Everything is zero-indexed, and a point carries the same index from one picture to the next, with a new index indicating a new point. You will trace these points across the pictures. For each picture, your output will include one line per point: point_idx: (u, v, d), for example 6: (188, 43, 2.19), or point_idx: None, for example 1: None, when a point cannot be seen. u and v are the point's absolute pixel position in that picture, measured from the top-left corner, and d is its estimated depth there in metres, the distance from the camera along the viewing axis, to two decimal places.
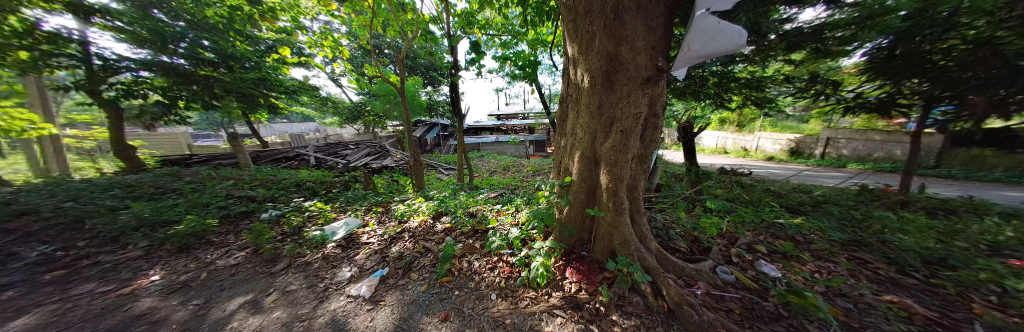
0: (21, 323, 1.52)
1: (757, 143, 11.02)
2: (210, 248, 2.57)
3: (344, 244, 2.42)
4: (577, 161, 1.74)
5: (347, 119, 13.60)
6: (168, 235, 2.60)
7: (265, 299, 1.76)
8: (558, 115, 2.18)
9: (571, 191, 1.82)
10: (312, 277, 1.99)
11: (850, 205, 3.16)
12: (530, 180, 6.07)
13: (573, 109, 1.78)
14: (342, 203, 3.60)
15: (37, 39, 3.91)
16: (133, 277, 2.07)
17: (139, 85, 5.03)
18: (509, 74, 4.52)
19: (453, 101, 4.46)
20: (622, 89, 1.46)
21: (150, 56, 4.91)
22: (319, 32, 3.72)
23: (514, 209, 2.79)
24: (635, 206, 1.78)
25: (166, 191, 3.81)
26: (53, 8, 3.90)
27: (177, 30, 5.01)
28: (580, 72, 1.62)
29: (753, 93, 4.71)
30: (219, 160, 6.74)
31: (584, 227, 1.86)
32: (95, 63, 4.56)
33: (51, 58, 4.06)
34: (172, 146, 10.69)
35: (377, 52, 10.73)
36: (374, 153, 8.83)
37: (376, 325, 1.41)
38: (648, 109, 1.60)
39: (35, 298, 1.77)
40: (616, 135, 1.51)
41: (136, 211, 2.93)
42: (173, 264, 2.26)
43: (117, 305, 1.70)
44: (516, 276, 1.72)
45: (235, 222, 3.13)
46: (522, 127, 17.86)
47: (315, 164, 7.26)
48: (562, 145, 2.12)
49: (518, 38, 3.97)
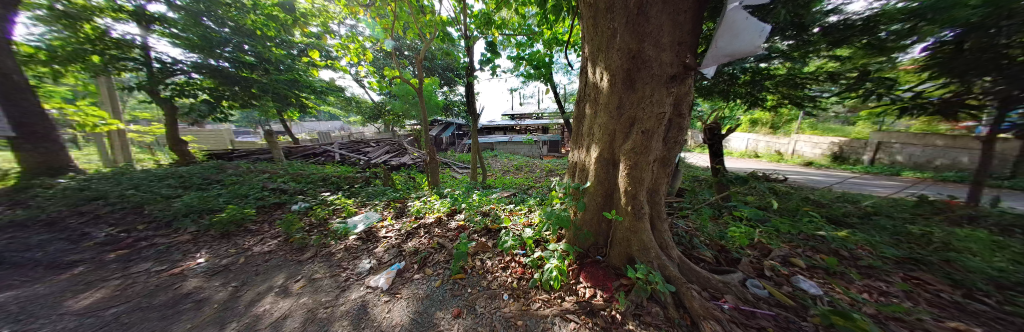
0: (92, 295, 1.75)
1: (795, 146, 10.26)
2: (247, 235, 2.77)
3: (365, 237, 2.52)
4: (595, 163, 1.69)
5: (369, 118, 14.26)
6: (213, 221, 2.86)
7: (293, 284, 1.88)
8: (574, 115, 2.14)
9: (587, 193, 1.77)
10: (334, 266, 2.10)
11: (908, 218, 2.80)
12: (544, 181, 6.00)
13: (591, 109, 1.74)
14: (364, 197, 3.76)
15: (105, 45, 4.66)
16: (182, 258, 2.30)
17: (190, 86, 5.63)
18: (523, 74, 4.48)
19: (468, 101, 4.50)
20: (642, 87, 1.40)
21: (201, 59, 5.46)
22: (345, 36, 3.91)
23: (527, 209, 2.77)
24: (656, 211, 1.69)
25: (211, 181, 4.20)
26: (120, 17, 4.71)
27: (222, 36, 5.49)
28: (599, 71, 1.57)
29: (789, 92, 4.33)
30: (257, 155, 7.33)
31: (601, 230, 1.82)
32: (155, 66, 5.27)
33: (117, 62, 4.86)
34: (217, 141, 11.81)
35: (397, 54, 11.12)
36: (393, 151, 9.17)
37: (393, 316, 1.46)
38: (672, 108, 1.50)
39: (103, 274, 2.03)
40: (637, 137, 1.43)
41: (186, 200, 3.25)
42: (217, 249, 2.48)
43: (169, 284, 1.90)
44: (528, 278, 1.70)
45: (270, 212, 3.37)
46: (536, 127, 17.73)
47: (339, 160, 7.66)
48: (578, 145, 2.07)
49: (533, 39, 3.93)
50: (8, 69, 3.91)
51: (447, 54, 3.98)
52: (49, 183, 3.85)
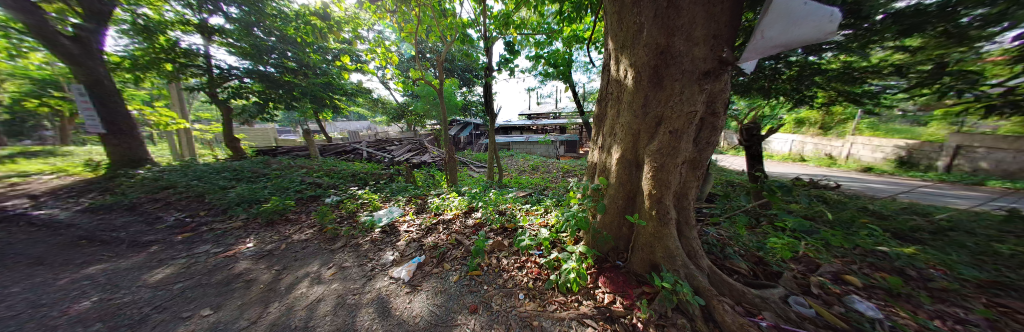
0: (163, 272, 2.04)
1: (850, 150, 9.10)
2: (288, 224, 3.05)
3: (388, 231, 2.65)
4: (616, 164, 1.63)
5: (393, 118, 14.98)
6: (260, 211, 3.20)
7: (325, 271, 2.03)
8: (595, 114, 2.08)
9: (607, 195, 1.72)
10: (362, 256, 2.24)
11: (1000, 235, 2.36)
12: (561, 181, 5.90)
13: (613, 108, 1.68)
14: (389, 193, 3.96)
15: (176, 54, 5.50)
16: (235, 242, 2.59)
17: (242, 89, 6.29)
18: (542, 73, 4.44)
19: (486, 102, 4.55)
20: (670, 84, 1.32)
21: (252, 66, 6.18)
22: (374, 41, 4.14)
23: (544, 210, 2.74)
24: (683, 217, 1.59)
25: (257, 174, 4.68)
26: (187, 29, 5.61)
27: (269, 44, 6.19)
28: (623, 69, 1.52)
29: (844, 89, 3.79)
30: (296, 151, 8.03)
31: (622, 234, 1.76)
32: (215, 71, 6.00)
33: (185, 68, 5.70)
34: (263, 139, 13.12)
35: (420, 57, 11.56)
36: (414, 149, 9.57)
37: (414, 307, 1.53)
38: (705, 107, 1.40)
39: (172, 253, 2.36)
40: (663, 138, 1.35)
41: (238, 191, 3.65)
42: (263, 235, 2.76)
43: (224, 264, 2.16)
44: (544, 278, 1.69)
45: (307, 203, 3.67)
46: (554, 127, 17.50)
47: (366, 157, 8.14)
48: (598, 145, 2.01)
49: (552, 37, 3.88)
50: (99, 75, 4.64)
51: (466, 55, 4.05)
52: (133, 173, 4.55)
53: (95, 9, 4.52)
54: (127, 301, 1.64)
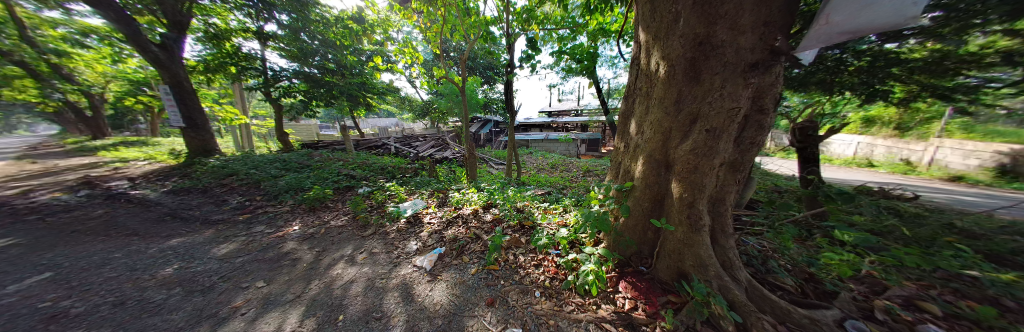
0: (227, 246, 2.38)
1: (936, 154, 7.73)
2: (327, 210, 3.35)
3: (412, 221, 2.80)
4: (644, 164, 1.55)
5: (418, 115, 15.67)
6: (304, 198, 3.56)
7: (357, 256, 2.20)
8: (620, 112, 2.00)
9: (632, 197, 1.65)
10: (388, 244, 2.38)
11: None
12: (582, 181, 5.75)
13: (642, 104, 1.59)
14: (414, 186, 4.15)
15: (239, 58, 6.33)
16: (283, 225, 2.91)
17: (291, 89, 6.96)
18: (565, 69, 4.33)
19: (507, 99, 4.56)
20: (708, 78, 1.22)
21: (300, 68, 6.88)
22: (402, 41, 4.34)
23: (562, 209, 2.70)
24: (719, 224, 1.45)
25: (300, 165, 5.20)
26: (247, 36, 6.45)
27: (313, 47, 6.80)
28: (655, 62, 1.42)
29: (931, 83, 3.13)
30: (333, 145, 8.76)
31: (646, 238, 1.67)
32: (270, 73, 6.75)
33: (245, 71, 6.52)
34: (307, 133, 14.54)
35: (445, 56, 11.87)
36: (437, 145, 9.93)
37: (434, 296, 1.61)
38: (750, 103, 1.25)
39: (234, 231, 2.72)
40: (698, 137, 1.24)
41: (286, 180, 4.08)
42: (306, 220, 3.07)
43: (274, 244, 2.44)
44: (561, 278, 1.67)
45: (343, 193, 3.99)
46: (576, 125, 17.02)
47: (393, 152, 8.64)
48: (622, 144, 1.93)
49: (577, 32, 3.75)
50: (180, 77, 5.45)
51: (488, 52, 4.09)
52: (206, 161, 5.31)
53: (176, 20, 5.30)
54: (200, 270, 1.95)
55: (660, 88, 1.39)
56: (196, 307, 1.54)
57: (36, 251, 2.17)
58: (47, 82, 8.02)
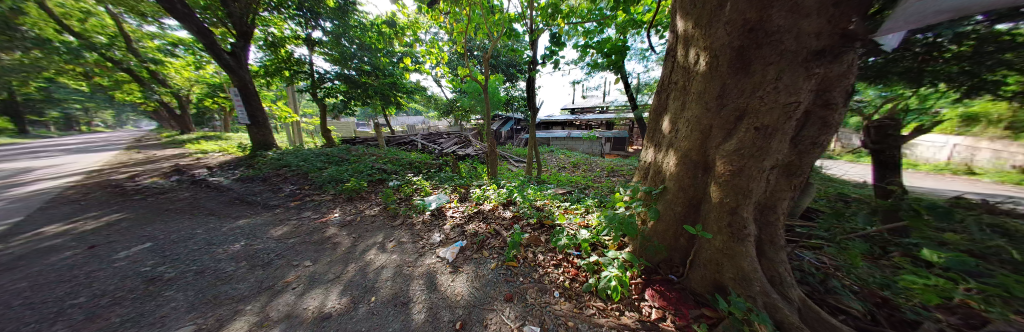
0: (281, 228, 2.70)
1: None
2: (362, 200, 3.64)
3: (436, 214, 2.92)
4: (678, 165, 1.43)
5: (443, 113, 16.25)
6: (343, 189, 3.91)
7: (387, 243, 2.36)
8: (652, 109, 1.87)
9: (663, 200, 1.54)
10: (415, 234, 2.52)
11: None
12: (606, 181, 5.51)
13: (679, 100, 1.47)
14: (438, 181, 4.32)
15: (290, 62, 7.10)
16: (325, 212, 3.22)
17: (332, 90, 7.65)
18: (590, 64, 4.16)
19: (530, 96, 4.52)
20: (759, 69, 1.09)
21: (341, 70, 7.52)
22: (430, 43, 4.52)
23: (584, 210, 2.61)
24: (768, 235, 1.28)
25: (339, 159, 5.70)
26: (297, 43, 7.18)
27: (351, 51, 7.35)
28: (696, 53, 1.30)
29: None
30: (367, 141, 9.46)
31: (678, 245, 1.55)
32: (316, 75, 7.48)
33: (296, 74, 7.29)
34: (345, 130, 15.88)
35: (469, 55, 12.12)
36: (460, 142, 10.23)
37: (455, 287, 1.66)
38: (815, 96, 1.07)
39: (286, 215, 3.08)
40: (746, 136, 1.11)
41: (328, 173, 4.50)
42: (344, 208, 3.36)
43: (318, 228, 2.72)
44: (582, 280, 1.62)
45: (376, 185, 4.30)
46: (600, 123, 16.35)
47: (420, 148, 9.06)
48: (654, 143, 1.80)
49: (604, 24, 3.57)
50: (246, 81, 6.26)
51: (511, 50, 4.08)
52: (264, 154, 6.07)
53: (243, 31, 6.09)
54: (260, 248, 2.24)
55: (700, 82, 1.28)
56: (257, 279, 1.79)
57: (143, 225, 2.68)
58: (149, 86, 9.73)
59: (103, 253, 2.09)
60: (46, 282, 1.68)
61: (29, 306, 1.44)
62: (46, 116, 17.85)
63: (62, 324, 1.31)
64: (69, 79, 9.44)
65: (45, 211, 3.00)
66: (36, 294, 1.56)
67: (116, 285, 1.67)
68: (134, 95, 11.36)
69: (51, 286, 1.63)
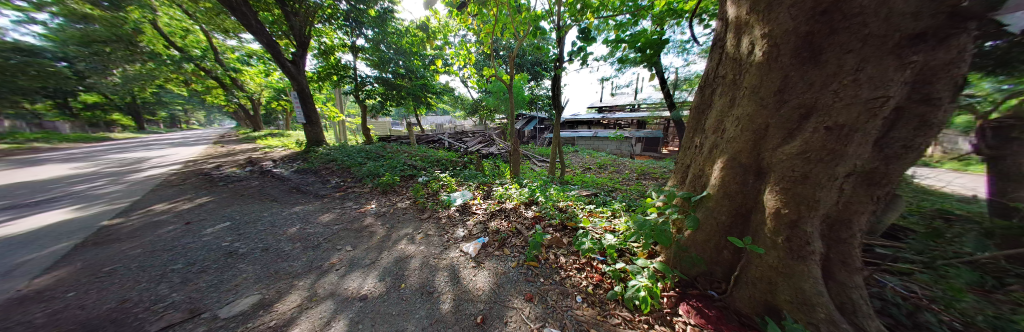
0: (328, 215, 3.02)
1: None
2: (394, 194, 3.91)
3: (461, 210, 3.03)
4: (724, 169, 1.30)
5: (469, 113, 16.72)
6: (379, 183, 4.23)
7: (416, 235, 2.49)
8: (693, 107, 1.72)
9: (704, 206, 1.41)
10: (441, 228, 2.63)
11: None
12: (635, 184, 5.21)
13: (728, 97, 1.34)
14: (463, 178, 4.46)
15: (336, 67, 7.87)
16: (364, 203, 3.52)
17: (371, 92, 8.34)
18: (621, 60, 3.94)
19: (555, 95, 4.44)
20: (832, 58, 0.94)
21: (379, 73, 8.15)
22: (459, 45, 4.68)
23: (610, 214, 2.48)
24: (840, 254, 1.09)
25: (376, 154, 6.19)
26: (343, 49, 7.95)
27: (388, 55, 7.91)
28: (751, 44, 1.17)
29: None
30: (399, 138, 10.11)
31: (721, 258, 1.40)
32: (358, 79, 8.22)
33: (342, 78, 8.08)
34: (381, 128, 17.16)
35: (495, 56, 12.29)
36: (484, 141, 10.44)
37: (476, 281, 1.70)
38: (912, 90, 0.88)
39: (331, 204, 3.44)
40: (814, 138, 0.96)
41: (366, 168, 4.91)
42: (379, 200, 3.64)
43: (356, 217, 2.97)
44: (606, 287, 1.55)
45: (407, 179, 4.58)
46: (630, 122, 15.45)
47: (446, 146, 9.43)
48: (694, 144, 1.66)
49: (638, 16, 3.35)
50: (303, 85, 7.09)
51: (538, 48, 4.04)
52: (315, 150, 6.84)
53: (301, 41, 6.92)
54: (310, 232, 2.53)
55: (755, 75, 1.15)
56: (309, 258, 2.03)
57: (222, 207, 3.19)
58: (230, 91, 11.57)
59: (194, 228, 2.54)
60: (156, 250, 2.10)
61: (144, 268, 1.82)
62: (158, 115, 22.16)
63: (166, 284, 1.64)
64: (174, 85, 11.58)
65: (157, 192, 3.74)
66: (150, 259, 1.95)
67: (204, 256, 2.01)
68: (219, 98, 13.60)
69: (158, 253, 2.03)
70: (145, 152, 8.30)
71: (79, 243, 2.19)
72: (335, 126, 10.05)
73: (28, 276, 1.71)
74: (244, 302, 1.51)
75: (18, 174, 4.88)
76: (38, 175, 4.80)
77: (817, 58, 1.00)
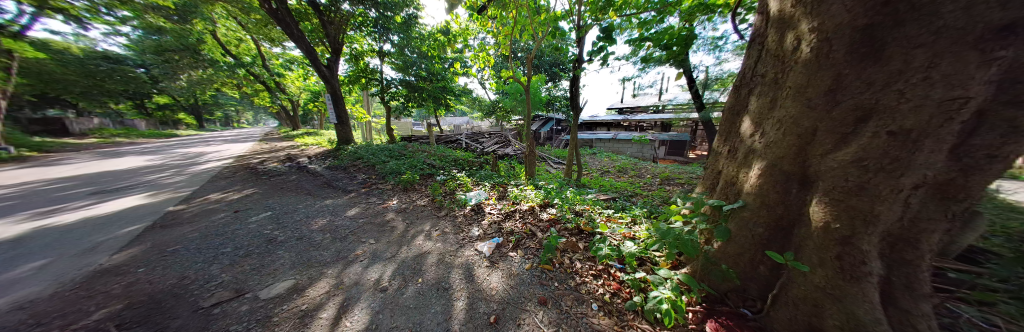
0: (353, 209, 3.21)
1: None
2: (414, 191, 4.06)
3: (476, 209, 3.07)
4: (762, 177, 1.20)
5: (486, 114, 16.95)
6: (400, 181, 4.42)
7: (433, 232, 2.56)
8: (727, 109, 1.61)
9: (738, 216, 1.31)
10: (457, 226, 2.69)
11: None
12: (657, 190, 4.95)
13: (769, 98, 1.24)
14: (479, 178, 4.52)
15: (364, 71, 8.36)
16: (386, 199, 3.70)
17: (395, 94, 8.76)
18: (645, 59, 3.77)
19: (574, 96, 4.35)
20: (897, 54, 0.83)
21: (402, 76, 8.55)
22: (478, 48, 4.76)
23: (630, 220, 2.38)
24: (903, 278, 0.95)
25: (397, 153, 6.49)
26: (371, 54, 8.44)
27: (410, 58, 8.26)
28: (799, 40, 1.08)
29: None
30: (419, 138, 10.50)
31: (757, 273, 1.29)
32: (384, 81, 8.68)
33: (369, 81, 8.59)
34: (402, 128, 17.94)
35: (514, 57, 12.36)
36: (501, 142, 10.52)
37: (489, 281, 1.71)
38: (1003, 91, 0.75)
39: (356, 199, 3.65)
40: (873, 144, 0.85)
41: (388, 166, 5.16)
42: (400, 197, 3.80)
43: (377, 213, 3.12)
44: (625, 297, 1.48)
45: (426, 178, 4.74)
46: (653, 124, 14.73)
47: (464, 147, 9.63)
48: (728, 149, 1.55)
49: (666, 12, 3.17)
50: (335, 88, 7.62)
51: (556, 49, 4.00)
52: (343, 148, 7.32)
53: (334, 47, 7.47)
54: (338, 224, 2.71)
55: (802, 74, 1.05)
56: (336, 249, 2.17)
57: (264, 198, 3.53)
58: (274, 93, 12.79)
59: (241, 216, 2.83)
60: (209, 234, 2.36)
61: (200, 250, 2.05)
62: (215, 115, 25.04)
63: (216, 266, 1.84)
64: (229, 89, 13.03)
65: (211, 183, 4.22)
66: (205, 242, 2.21)
67: (247, 242, 2.23)
68: (265, 100, 15.05)
69: (211, 237, 2.29)
70: (202, 147, 9.37)
71: (149, 225, 2.53)
72: (362, 126, 10.68)
73: (110, 252, 2.01)
74: (280, 285, 1.64)
75: (107, 164, 5.76)
76: (121, 166, 5.62)
77: (878, 54, 0.89)
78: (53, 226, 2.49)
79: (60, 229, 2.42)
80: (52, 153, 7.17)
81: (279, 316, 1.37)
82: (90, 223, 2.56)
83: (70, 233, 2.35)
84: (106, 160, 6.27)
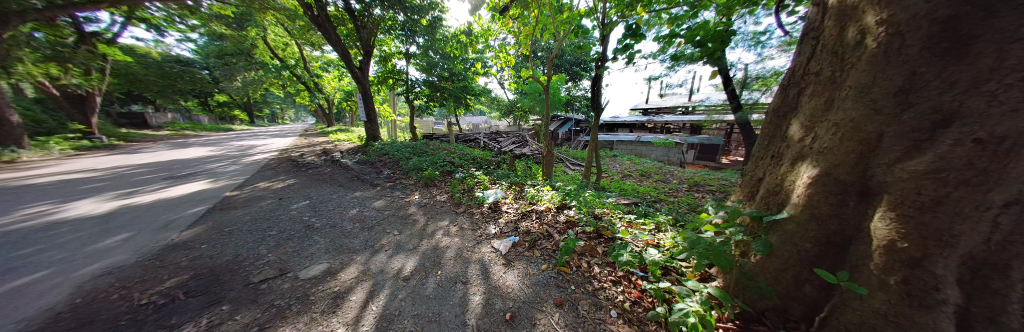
0: (379, 201, 3.41)
1: None
2: (433, 187, 4.20)
3: (493, 207, 3.11)
4: (812, 186, 1.08)
5: (505, 113, 17.07)
6: (421, 177, 4.61)
7: (451, 228, 2.63)
8: (772, 110, 1.47)
9: (780, 227, 1.20)
10: (474, 223, 2.75)
11: None
12: (683, 196, 4.65)
13: (823, 98, 1.12)
14: (496, 177, 4.57)
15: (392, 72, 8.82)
16: (408, 193, 3.88)
17: (419, 93, 9.13)
18: (673, 57, 3.57)
19: (595, 96, 4.23)
20: (991, 48, 0.71)
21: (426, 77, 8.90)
22: (499, 48, 4.81)
23: (653, 227, 2.26)
24: None
25: (420, 150, 6.77)
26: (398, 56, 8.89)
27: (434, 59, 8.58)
28: (862, 34, 0.96)
29: None
30: (440, 136, 10.85)
31: (803, 293, 1.16)
32: (409, 82, 9.10)
33: (396, 81, 9.05)
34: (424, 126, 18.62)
35: (534, 57, 12.30)
36: (518, 141, 10.55)
37: (505, 279, 1.73)
38: None
39: (381, 192, 3.87)
40: (954, 152, 0.73)
41: (411, 163, 5.40)
42: (421, 192, 3.96)
43: (400, 206, 3.28)
44: (647, 306, 1.42)
45: (445, 174, 4.89)
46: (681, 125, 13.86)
47: (482, 146, 9.79)
48: (771, 155, 1.41)
49: (699, 7, 2.98)
50: (365, 87, 8.12)
51: (579, 48, 3.91)
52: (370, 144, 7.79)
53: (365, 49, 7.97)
54: (365, 214, 2.90)
55: (866, 72, 0.94)
56: (364, 238, 2.32)
57: (302, 188, 3.86)
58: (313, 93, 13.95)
59: (284, 203, 3.13)
60: (258, 218, 2.65)
61: (250, 232, 2.31)
62: (263, 112, 27.86)
63: (263, 246, 2.05)
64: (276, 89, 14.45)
65: (259, 173, 4.71)
66: (254, 225, 2.47)
67: (288, 226, 2.46)
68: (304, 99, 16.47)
69: (260, 221, 2.57)
70: (252, 141, 10.50)
71: (209, 208, 2.90)
72: (388, 124, 11.25)
73: (179, 229, 2.34)
74: (316, 267, 1.80)
75: (177, 154, 6.65)
76: (187, 155, 6.46)
77: (964, 49, 0.77)
78: (136, 205, 2.92)
79: (140, 208, 2.85)
80: (137, 143, 8.43)
81: (316, 295, 1.50)
82: (163, 204, 2.98)
83: (149, 211, 2.75)
84: (176, 151, 7.23)
